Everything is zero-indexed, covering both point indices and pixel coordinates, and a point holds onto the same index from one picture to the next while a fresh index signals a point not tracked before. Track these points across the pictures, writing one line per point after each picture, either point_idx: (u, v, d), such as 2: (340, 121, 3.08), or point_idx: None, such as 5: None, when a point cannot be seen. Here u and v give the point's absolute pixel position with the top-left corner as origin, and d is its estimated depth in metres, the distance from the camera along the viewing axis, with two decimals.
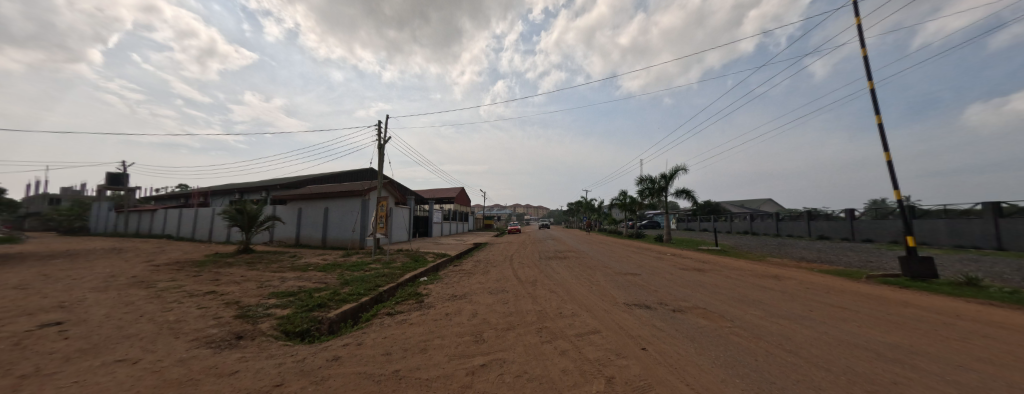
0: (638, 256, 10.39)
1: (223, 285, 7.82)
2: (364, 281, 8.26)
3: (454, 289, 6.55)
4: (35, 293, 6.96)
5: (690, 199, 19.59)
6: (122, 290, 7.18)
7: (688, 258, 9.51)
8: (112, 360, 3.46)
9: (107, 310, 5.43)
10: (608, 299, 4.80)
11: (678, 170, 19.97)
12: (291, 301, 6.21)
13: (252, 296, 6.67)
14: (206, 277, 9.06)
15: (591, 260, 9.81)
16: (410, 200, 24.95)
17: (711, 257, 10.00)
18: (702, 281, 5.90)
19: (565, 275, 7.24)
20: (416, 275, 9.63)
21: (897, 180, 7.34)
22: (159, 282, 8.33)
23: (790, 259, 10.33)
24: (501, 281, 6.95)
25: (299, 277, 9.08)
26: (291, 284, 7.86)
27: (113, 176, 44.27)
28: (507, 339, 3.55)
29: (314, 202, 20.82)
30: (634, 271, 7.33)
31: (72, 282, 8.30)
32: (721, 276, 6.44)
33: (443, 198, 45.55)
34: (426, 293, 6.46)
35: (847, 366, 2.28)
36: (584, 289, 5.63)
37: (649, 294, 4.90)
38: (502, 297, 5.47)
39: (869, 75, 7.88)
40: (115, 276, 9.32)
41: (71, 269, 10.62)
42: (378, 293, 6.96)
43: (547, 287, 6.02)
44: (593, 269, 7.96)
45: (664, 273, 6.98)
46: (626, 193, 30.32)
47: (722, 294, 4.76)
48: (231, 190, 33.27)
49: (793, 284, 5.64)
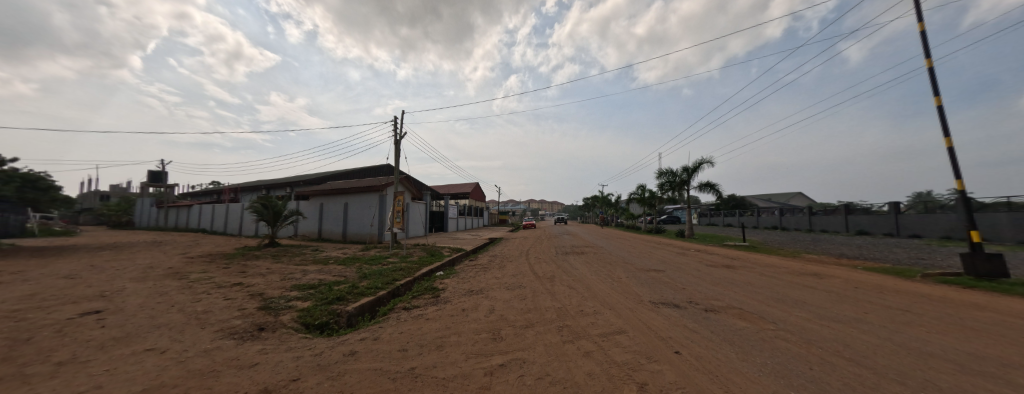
0: (659, 252, 10.04)
1: (248, 278, 8.08)
2: (382, 275, 8.33)
3: (470, 284, 6.46)
4: (81, 283, 7.42)
5: (714, 193, 18.61)
6: (158, 281, 7.58)
7: (714, 254, 9.06)
8: (143, 349, 3.55)
9: (142, 299, 5.69)
10: (633, 296, 4.55)
11: (701, 162, 18.99)
12: (311, 294, 6.30)
13: (274, 288, 6.83)
14: (234, 270, 9.44)
15: (609, 255, 9.49)
16: (426, 195, 25.17)
17: (739, 254, 9.43)
18: (734, 278, 5.55)
19: (585, 271, 7.02)
20: (432, 269, 9.65)
21: (960, 168, 6.58)
22: (191, 273, 8.75)
23: (829, 256, 9.58)
24: (518, 277, 6.80)
25: (320, 270, 9.29)
26: (312, 278, 8.01)
27: (154, 174, 47.73)
28: (526, 337, 3.39)
29: (334, 197, 21.39)
30: (658, 267, 6.99)
31: (115, 272, 8.83)
32: (754, 274, 6.01)
33: (458, 193, 45.81)
34: (443, 288, 6.40)
35: (925, 380, 1.96)
36: (605, 286, 5.40)
37: (676, 293, 4.59)
38: (519, 292, 5.37)
39: (928, 54, 7.06)
40: (153, 267, 9.86)
41: (114, 261, 11.37)
42: (396, 287, 6.98)
43: (566, 283, 5.81)
44: (613, 265, 7.66)
45: (690, 269, 6.64)
46: (645, 187, 29.27)
47: (759, 293, 4.39)
48: (258, 187, 34.86)
49: (838, 282, 5.17)
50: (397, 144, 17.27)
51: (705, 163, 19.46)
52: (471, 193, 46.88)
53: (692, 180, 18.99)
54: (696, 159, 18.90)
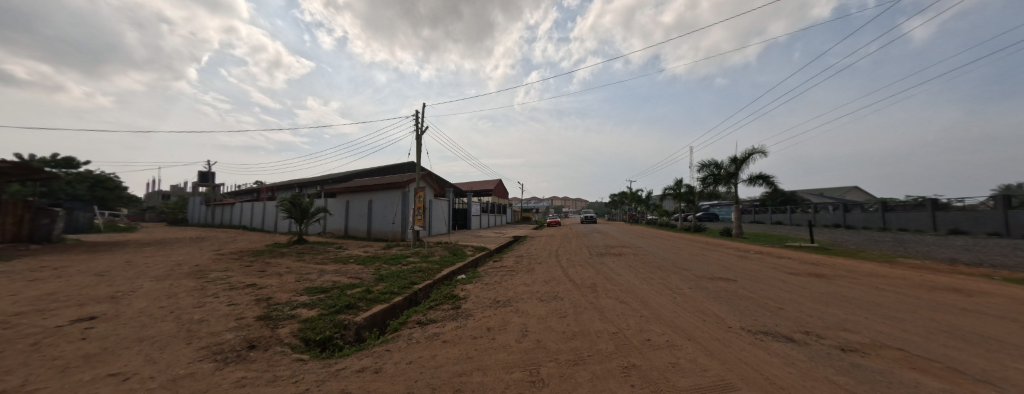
0: (713, 254, 8.63)
1: (264, 278, 7.70)
2: (399, 278, 7.66)
3: (495, 292, 5.54)
4: (104, 281, 7.33)
5: (768, 186, 16.41)
6: (176, 280, 7.35)
7: (786, 259, 7.56)
8: (105, 374, 2.92)
9: (147, 303, 5.29)
10: (713, 319, 3.41)
11: (751, 152, 16.83)
12: (320, 299, 5.66)
13: (285, 291, 6.30)
14: (254, 268, 9.20)
15: (654, 258, 8.25)
16: (449, 192, 24.75)
17: (818, 258, 7.80)
18: (844, 294, 4.22)
19: (631, 278, 5.90)
20: (454, 271, 8.89)
21: None
22: (211, 272, 8.55)
23: (936, 263, 7.71)
24: (552, 284, 5.77)
25: (337, 270, 8.78)
26: (326, 279, 7.45)
27: (204, 174, 51.67)
28: (579, 382, 2.40)
29: (358, 195, 21.46)
30: (723, 275, 5.73)
31: (143, 270, 8.84)
32: (864, 288, 4.62)
33: (482, 189, 45.45)
34: (464, 296, 5.53)
35: None
36: (666, 300, 4.27)
37: (773, 316, 3.41)
38: (554, 306, 4.38)
39: None
40: (180, 264, 9.86)
41: (152, 257, 11.72)
42: (413, 292, 6.26)
43: (612, 295, 4.75)
44: (663, 270, 6.46)
45: (770, 278, 5.32)
46: (681, 182, 27.02)
47: (903, 321, 3.11)
48: (291, 186, 36.42)
49: (1004, 305, 3.72)
50: (419, 139, 16.74)
51: (757, 153, 17.23)
52: (493, 190, 46.25)
53: (740, 173, 16.90)
54: (745, 149, 16.81)
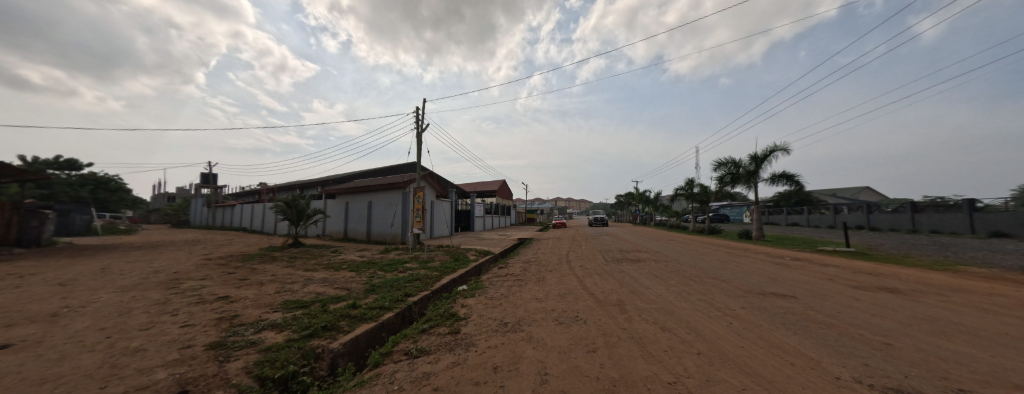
0: (747, 262, 7.65)
1: (242, 289, 6.84)
2: (392, 289, 6.80)
3: (503, 310, 4.63)
4: (62, 292, 6.52)
5: (792, 185, 15.36)
6: (142, 291, 6.52)
7: (836, 269, 6.56)
8: None
9: (89, 322, 4.44)
10: (805, 364, 2.46)
11: (772, 149, 15.76)
12: (296, 317, 4.78)
13: (259, 306, 5.43)
14: (235, 276, 8.36)
15: (680, 266, 7.29)
16: (452, 193, 23.89)
17: (869, 267, 6.83)
18: (958, 322, 3.22)
19: (663, 292, 4.93)
20: (455, 281, 7.96)
21: None
22: (187, 281, 7.72)
23: (1007, 272, 6.72)
24: (569, 300, 4.84)
25: (325, 279, 7.91)
26: (309, 290, 6.58)
27: (206, 176, 51.35)
28: None
29: (358, 196, 20.70)
30: (775, 289, 4.77)
31: (115, 278, 8.04)
32: (970, 310, 3.64)
33: (486, 190, 44.57)
34: (466, 315, 4.64)
35: None
36: (721, 327, 3.33)
37: (890, 359, 2.46)
38: (577, 335, 3.44)
39: None
40: (157, 271, 9.05)
41: (134, 262, 10.97)
42: (405, 308, 5.38)
43: (648, 318, 3.80)
44: (698, 282, 5.52)
45: (836, 295, 4.35)
46: (693, 182, 25.92)
47: None
48: (292, 187, 35.84)
49: None
50: (420, 138, 15.92)
51: (778, 151, 16.18)
52: (497, 190, 45.39)
53: (761, 171, 15.84)
54: (766, 146, 15.79)
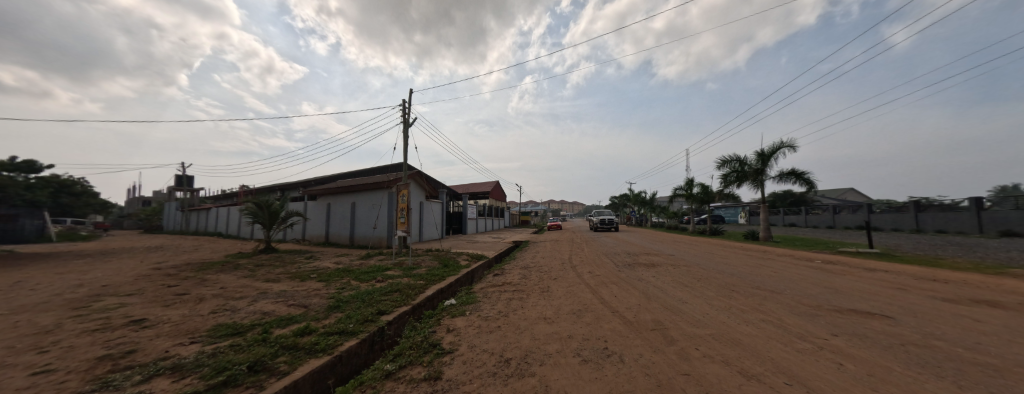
0: (779, 266, 6.68)
1: (170, 308, 5.43)
2: (363, 305, 5.48)
3: (504, 338, 3.43)
4: None
5: (800, 183, 14.62)
6: (33, 314, 5.04)
7: (891, 275, 5.61)
8: None
9: None
10: None
11: (779, 146, 15.03)
12: (216, 352, 3.44)
13: (178, 334, 4.08)
14: (175, 290, 6.91)
15: (706, 271, 6.23)
16: (442, 194, 22.54)
17: (926, 273, 5.86)
18: None
19: (708, 310, 3.82)
20: (441, 292, 6.69)
21: None
22: (108, 297, 6.24)
23: None
24: (589, 322, 3.67)
25: (283, 292, 6.54)
26: (256, 309, 5.23)
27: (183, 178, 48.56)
28: None
29: (340, 197, 19.20)
30: (851, 305, 3.72)
31: (19, 295, 6.50)
32: None
33: (478, 192, 43.26)
34: (452, 346, 3.40)
35: None
36: (835, 374, 2.22)
37: None
38: (618, 386, 2.27)
39: None
40: (80, 286, 7.47)
41: (64, 273, 9.37)
42: (374, 333, 4.11)
43: (710, 353, 2.66)
44: (744, 294, 4.43)
45: (940, 315, 3.32)
46: (692, 182, 25.24)
47: None
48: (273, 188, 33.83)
49: None
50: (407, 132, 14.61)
51: (785, 147, 15.46)
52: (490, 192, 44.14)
53: (768, 169, 15.10)
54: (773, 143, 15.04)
